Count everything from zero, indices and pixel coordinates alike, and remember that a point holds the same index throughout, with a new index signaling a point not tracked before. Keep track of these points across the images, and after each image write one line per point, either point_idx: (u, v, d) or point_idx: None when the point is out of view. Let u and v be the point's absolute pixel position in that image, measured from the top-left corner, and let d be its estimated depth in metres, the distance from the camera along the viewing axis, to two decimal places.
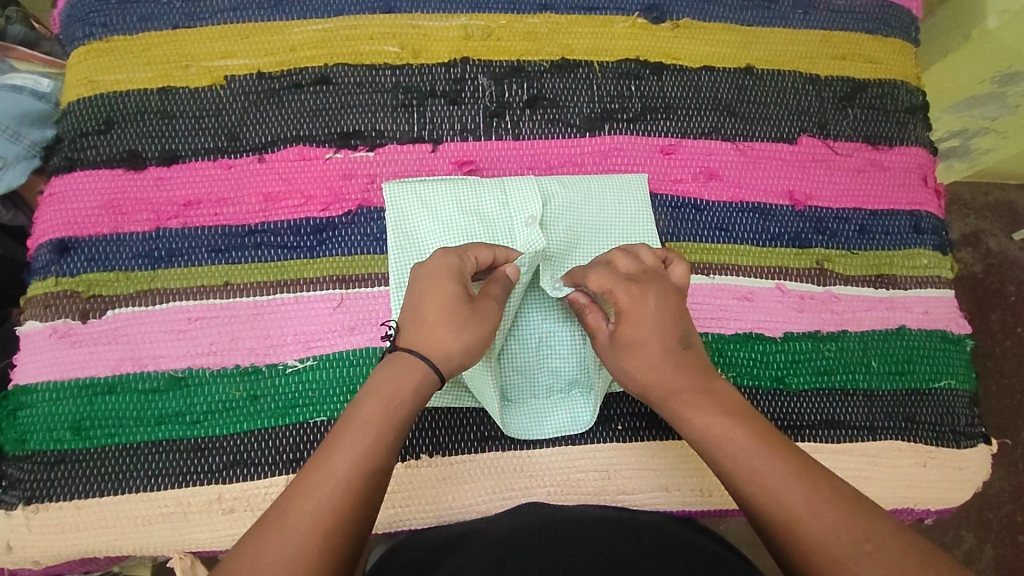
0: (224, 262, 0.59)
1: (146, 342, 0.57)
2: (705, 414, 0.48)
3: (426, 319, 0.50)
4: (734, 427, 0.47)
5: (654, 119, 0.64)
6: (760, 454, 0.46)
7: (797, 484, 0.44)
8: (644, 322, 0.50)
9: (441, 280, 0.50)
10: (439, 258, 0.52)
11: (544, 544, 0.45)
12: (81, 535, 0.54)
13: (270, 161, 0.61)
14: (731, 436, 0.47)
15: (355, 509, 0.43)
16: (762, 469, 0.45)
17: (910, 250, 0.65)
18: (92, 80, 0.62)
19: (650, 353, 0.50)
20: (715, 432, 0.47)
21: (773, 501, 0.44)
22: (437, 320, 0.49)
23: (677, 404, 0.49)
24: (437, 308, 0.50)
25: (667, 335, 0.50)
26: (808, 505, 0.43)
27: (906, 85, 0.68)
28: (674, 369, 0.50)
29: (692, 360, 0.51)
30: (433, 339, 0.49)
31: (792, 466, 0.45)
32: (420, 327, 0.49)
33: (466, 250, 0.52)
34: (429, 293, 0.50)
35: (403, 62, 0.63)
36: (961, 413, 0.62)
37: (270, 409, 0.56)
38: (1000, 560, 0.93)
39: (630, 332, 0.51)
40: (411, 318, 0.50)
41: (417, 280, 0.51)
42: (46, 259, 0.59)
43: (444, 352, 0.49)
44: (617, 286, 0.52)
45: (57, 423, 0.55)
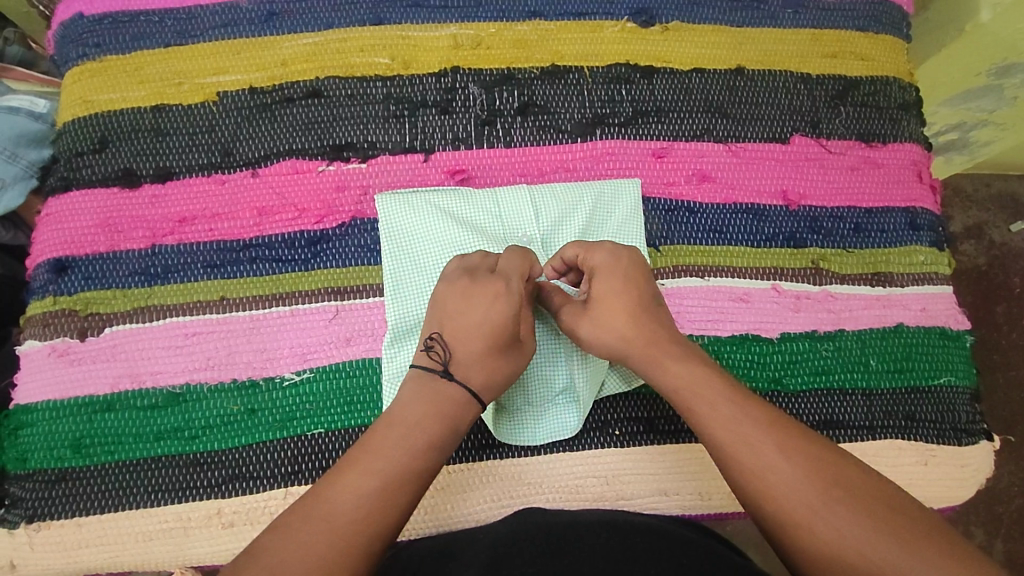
0: (220, 277, 0.59)
1: (145, 359, 0.57)
2: (684, 365, 0.50)
3: (481, 356, 0.50)
4: (709, 378, 0.49)
5: (646, 123, 0.64)
6: (736, 406, 0.47)
7: (768, 433, 0.46)
8: (623, 279, 0.53)
9: (502, 314, 0.51)
10: (498, 292, 0.51)
11: (540, 551, 0.45)
12: (83, 551, 0.55)
13: (263, 175, 0.61)
14: (705, 387, 0.48)
15: (380, 526, 0.43)
16: (738, 420, 0.46)
17: (907, 247, 0.65)
18: (86, 99, 0.62)
19: (627, 308, 0.52)
20: (690, 382, 0.49)
21: (749, 452, 0.45)
22: (495, 359, 0.51)
23: (657, 353, 0.51)
24: (495, 346, 0.51)
25: (641, 294, 0.53)
26: (782, 455, 0.45)
27: (898, 81, 0.68)
28: (647, 322, 0.52)
29: (664, 320, 0.53)
30: (490, 376, 0.50)
31: (767, 418, 0.47)
32: (477, 365, 0.50)
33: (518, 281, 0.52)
34: (488, 331, 0.51)
35: (394, 73, 0.64)
36: (962, 410, 0.62)
37: (268, 422, 0.56)
38: (1011, 555, 0.92)
39: (606, 288, 0.52)
40: (467, 353, 0.50)
41: (472, 311, 0.51)
42: (44, 278, 0.59)
43: (495, 390, 0.51)
44: (591, 249, 0.53)
45: (57, 441, 0.56)
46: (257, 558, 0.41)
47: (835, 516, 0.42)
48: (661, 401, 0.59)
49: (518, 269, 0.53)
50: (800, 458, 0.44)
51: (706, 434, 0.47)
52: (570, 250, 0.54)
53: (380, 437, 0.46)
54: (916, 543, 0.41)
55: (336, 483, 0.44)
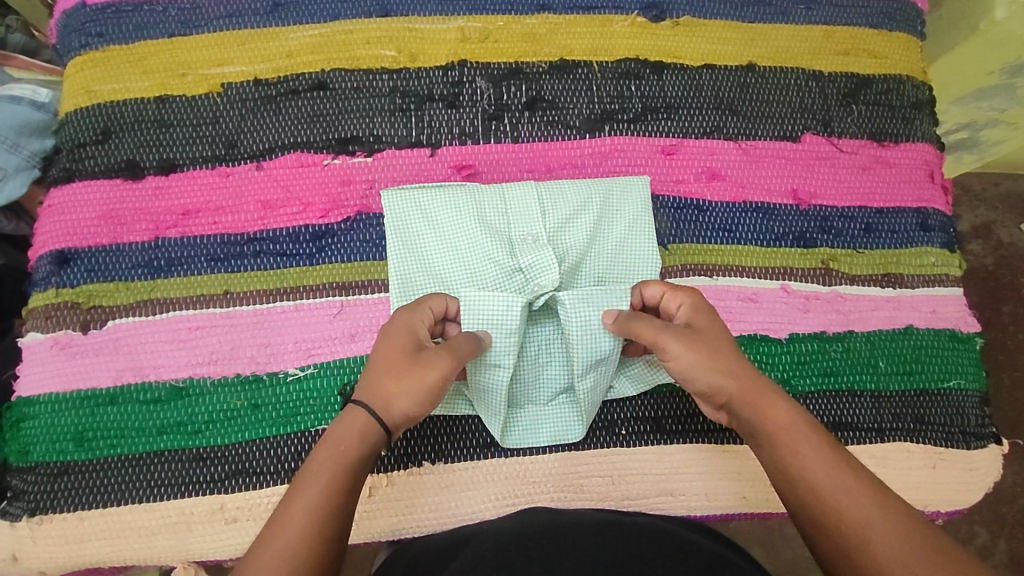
0: (224, 270, 0.59)
1: (146, 353, 0.57)
2: (781, 413, 0.46)
3: (378, 371, 0.47)
4: (802, 421, 0.46)
5: (655, 119, 0.64)
6: (823, 450, 0.44)
7: (851, 480, 0.43)
8: (718, 317, 0.51)
9: (395, 333, 0.48)
10: (398, 314, 0.50)
11: (545, 551, 0.45)
12: (85, 545, 0.54)
13: (268, 168, 0.61)
14: (797, 429, 0.45)
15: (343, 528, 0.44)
16: (825, 464, 0.44)
17: (917, 248, 0.64)
18: (88, 89, 0.62)
19: (728, 352, 0.48)
20: (783, 426, 0.46)
21: (824, 492, 0.43)
22: (384, 372, 0.47)
23: (752, 397, 0.47)
24: (386, 361, 0.47)
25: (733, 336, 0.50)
26: (857, 497, 0.42)
27: (911, 79, 0.67)
28: (746, 363, 0.48)
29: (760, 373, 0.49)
30: (386, 390, 0.46)
31: (852, 467, 0.44)
32: (374, 378, 0.47)
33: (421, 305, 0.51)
34: (380, 347, 0.48)
35: (401, 66, 0.63)
36: (972, 414, 0.61)
37: (271, 418, 0.56)
38: (1015, 556, 0.91)
39: (704, 325, 0.49)
40: (366, 374, 0.48)
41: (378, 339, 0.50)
42: (46, 270, 0.59)
43: (392, 404, 0.46)
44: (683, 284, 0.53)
45: (58, 434, 0.56)
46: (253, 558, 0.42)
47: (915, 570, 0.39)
48: (667, 401, 0.58)
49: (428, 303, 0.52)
50: (868, 495, 0.42)
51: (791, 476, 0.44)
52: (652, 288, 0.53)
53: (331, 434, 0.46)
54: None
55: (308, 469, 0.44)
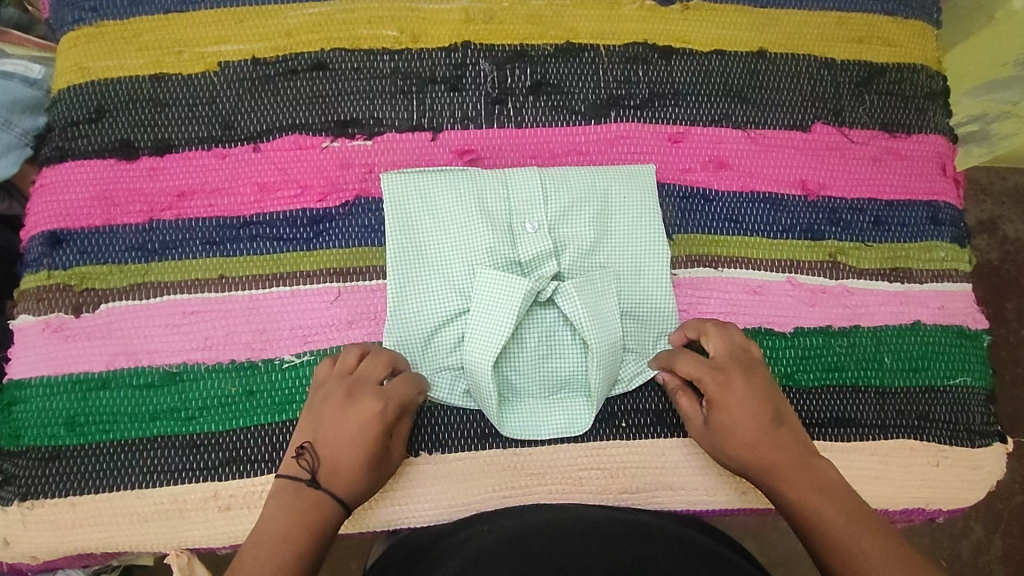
0: (218, 254, 0.57)
1: (140, 337, 0.56)
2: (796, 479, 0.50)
3: (351, 467, 0.49)
4: (810, 480, 0.50)
5: (662, 106, 0.62)
6: (823, 496, 0.49)
7: (841, 517, 0.48)
8: (741, 403, 0.52)
9: (369, 424, 0.49)
10: (366, 401, 0.50)
11: (546, 547, 0.44)
12: (77, 531, 0.54)
13: (265, 150, 0.59)
14: (804, 490, 0.50)
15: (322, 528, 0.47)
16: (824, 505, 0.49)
17: (927, 242, 0.63)
18: (81, 66, 0.60)
19: (748, 430, 0.51)
20: (798, 494, 0.50)
21: (821, 527, 0.48)
22: (359, 473, 0.49)
23: (776, 478, 0.51)
24: (358, 462, 0.49)
25: (762, 416, 0.52)
26: (848, 521, 0.47)
27: (926, 69, 0.66)
28: (771, 439, 0.51)
29: (790, 438, 0.52)
30: (358, 487, 0.49)
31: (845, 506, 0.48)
32: (344, 474, 0.48)
33: (388, 391, 0.51)
34: (354, 444, 0.49)
35: (402, 47, 0.61)
36: (977, 412, 0.60)
37: (267, 405, 0.55)
38: (1010, 553, 0.91)
39: (727, 414, 0.52)
40: (332, 460, 0.49)
41: (337, 414, 0.50)
42: (38, 251, 0.57)
43: (357, 499, 0.49)
44: (704, 373, 0.53)
45: (50, 419, 0.55)
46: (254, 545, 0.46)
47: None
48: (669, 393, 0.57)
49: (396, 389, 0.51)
50: (852, 519, 0.47)
51: (803, 532, 0.49)
52: (681, 363, 0.54)
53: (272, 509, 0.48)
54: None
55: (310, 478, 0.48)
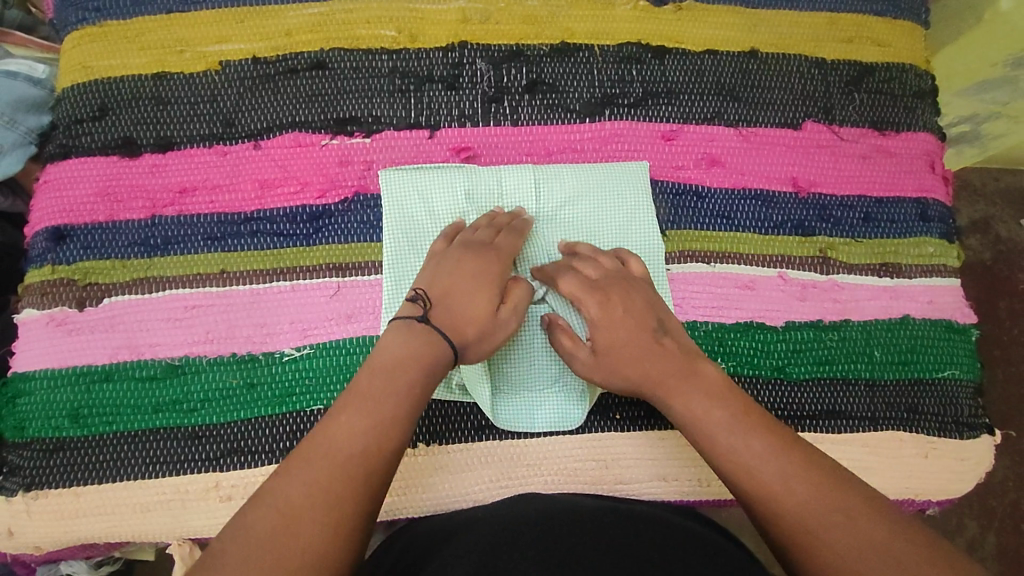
0: (220, 250, 0.58)
1: (143, 331, 0.57)
2: (684, 395, 0.48)
3: (471, 304, 0.49)
4: (719, 407, 0.47)
5: (656, 104, 0.63)
6: (740, 428, 0.46)
7: (775, 459, 0.44)
8: (625, 320, 0.51)
9: (486, 270, 0.51)
10: (485, 254, 0.52)
11: (541, 535, 0.45)
12: (80, 521, 0.55)
13: (265, 147, 0.60)
14: (712, 417, 0.47)
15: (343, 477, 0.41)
16: (752, 448, 0.45)
17: (916, 238, 0.64)
18: (85, 65, 0.61)
19: (628, 347, 0.50)
20: (694, 416, 0.48)
21: (748, 471, 0.44)
22: (470, 313, 0.49)
23: (664, 392, 0.49)
24: (475, 302, 0.49)
25: (643, 327, 0.51)
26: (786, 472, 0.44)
27: (914, 68, 0.67)
28: (656, 355, 0.50)
29: (674, 351, 0.50)
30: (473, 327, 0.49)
31: (780, 446, 0.45)
32: (461, 311, 0.49)
33: (499, 248, 0.53)
34: (465, 286, 0.50)
35: (400, 46, 0.62)
36: (965, 404, 0.61)
37: (268, 397, 0.56)
38: (1003, 548, 0.92)
39: (609, 333, 0.51)
40: (450, 298, 0.49)
41: (456, 260, 0.51)
42: (42, 246, 0.58)
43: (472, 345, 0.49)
44: (584, 291, 0.52)
45: (54, 411, 0.56)
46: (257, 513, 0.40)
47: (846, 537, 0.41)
48: None
49: (512, 248, 0.54)
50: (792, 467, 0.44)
51: (696, 441, 0.48)
52: (565, 284, 0.53)
53: (268, 490, 0.41)
54: (916, 561, 0.39)
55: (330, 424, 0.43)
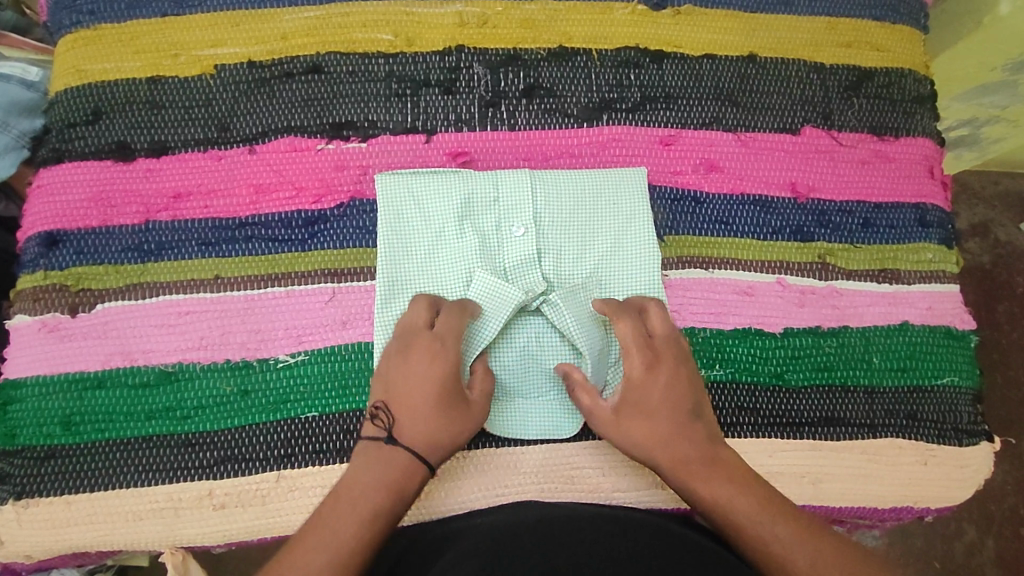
0: (214, 255, 0.58)
1: (136, 337, 0.56)
2: (708, 480, 0.49)
3: (422, 412, 0.49)
4: (745, 496, 0.48)
5: (653, 109, 0.63)
6: (765, 513, 0.47)
7: (800, 544, 0.46)
8: (669, 390, 0.51)
9: (436, 366, 0.50)
10: (431, 345, 0.51)
11: (537, 548, 0.45)
12: (72, 530, 0.54)
13: (260, 152, 0.60)
14: (736, 503, 0.48)
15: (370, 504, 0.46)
16: (779, 533, 0.46)
17: (915, 244, 0.64)
18: (79, 69, 0.61)
19: (665, 418, 0.51)
20: (720, 501, 0.48)
21: (775, 558, 0.46)
22: (434, 419, 0.49)
23: (687, 475, 0.50)
24: (433, 407, 0.50)
25: (679, 404, 0.51)
26: (810, 557, 0.45)
27: (914, 74, 0.67)
28: (686, 436, 0.50)
29: (699, 431, 0.51)
30: (432, 433, 0.49)
31: (804, 528, 0.47)
32: (416, 422, 0.49)
33: (444, 330, 0.52)
34: (421, 390, 0.50)
35: (397, 50, 0.62)
36: (964, 411, 0.61)
37: (262, 404, 0.55)
38: (1002, 554, 0.91)
39: (646, 399, 0.51)
40: (402, 412, 0.50)
41: (397, 364, 0.51)
42: (34, 252, 0.58)
43: (442, 450, 0.50)
44: (636, 350, 0.52)
45: (46, 418, 0.55)
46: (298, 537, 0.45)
47: None
48: None
49: (457, 326, 0.52)
50: (816, 550, 0.46)
51: (720, 526, 0.49)
52: (618, 332, 0.53)
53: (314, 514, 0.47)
54: None
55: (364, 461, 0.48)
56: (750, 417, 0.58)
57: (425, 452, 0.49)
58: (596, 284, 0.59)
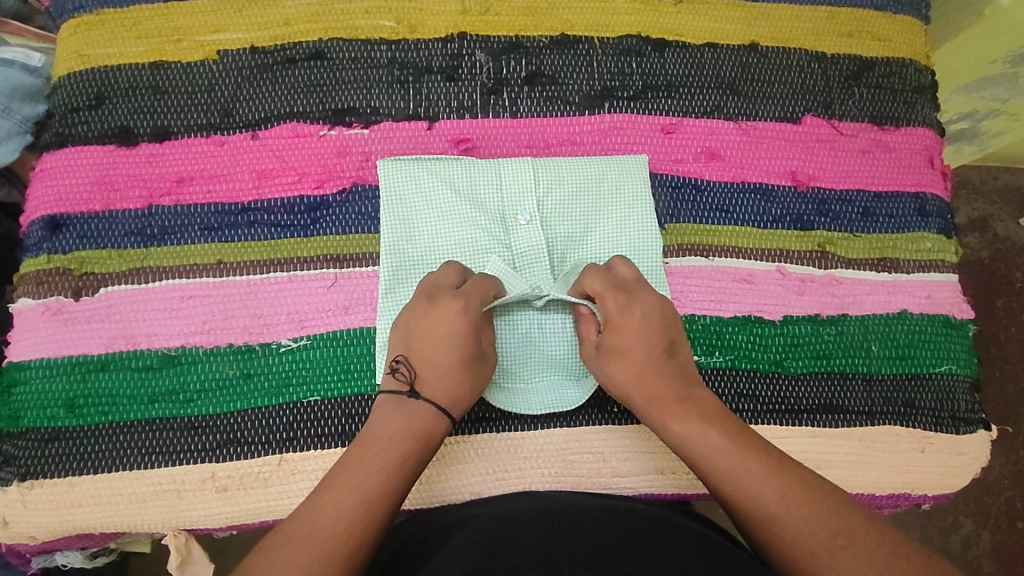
0: (217, 239, 0.58)
1: (139, 321, 0.57)
2: (677, 416, 0.50)
3: (445, 369, 0.51)
4: (717, 432, 0.49)
5: (655, 97, 0.63)
6: (735, 449, 0.48)
7: (770, 481, 0.46)
8: (646, 327, 0.52)
9: (461, 325, 0.51)
10: (456, 304, 0.52)
11: (538, 532, 0.45)
12: (75, 512, 0.54)
13: (263, 137, 0.60)
14: (707, 440, 0.48)
15: (370, 487, 0.45)
16: (748, 468, 0.47)
17: (914, 233, 0.64)
18: (82, 54, 0.61)
19: (638, 354, 0.52)
20: (691, 438, 0.49)
21: (744, 493, 0.46)
22: (457, 377, 0.51)
23: (658, 410, 0.50)
24: (456, 365, 0.51)
25: (654, 343, 0.52)
26: (780, 494, 0.46)
27: (914, 64, 0.67)
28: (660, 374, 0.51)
29: (676, 370, 0.52)
30: (454, 388, 0.51)
31: (774, 466, 0.47)
32: (440, 375, 0.50)
33: (467, 292, 0.53)
34: (445, 349, 0.51)
35: (399, 37, 0.62)
36: (962, 400, 0.61)
37: (265, 388, 0.56)
38: (997, 546, 0.92)
39: (621, 336, 0.52)
40: (427, 364, 0.51)
41: (422, 320, 0.52)
42: (38, 235, 0.58)
43: (462, 405, 0.51)
44: (611, 291, 0.53)
45: (50, 401, 0.55)
46: (297, 522, 0.44)
47: (840, 561, 0.42)
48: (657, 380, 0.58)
49: (479, 288, 0.53)
50: (785, 488, 0.46)
51: (690, 463, 0.49)
52: (593, 278, 0.54)
53: (312, 500, 0.45)
54: None
55: (363, 446, 0.48)
56: (750, 404, 0.58)
57: (450, 407, 0.50)
58: None
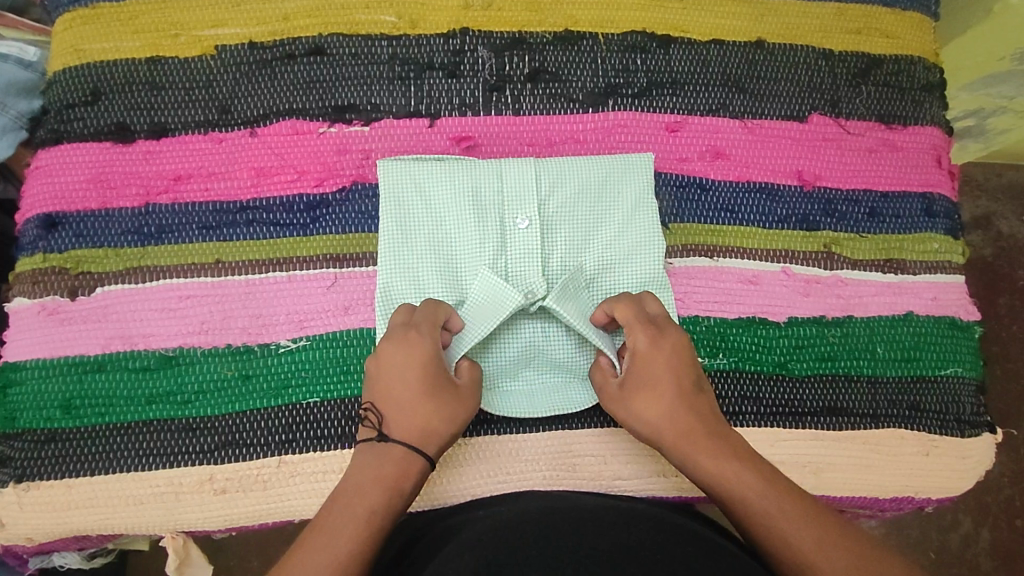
0: (216, 238, 0.57)
1: (136, 321, 0.56)
2: (702, 450, 0.49)
3: (408, 405, 0.49)
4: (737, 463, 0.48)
5: (660, 94, 0.62)
6: (754, 478, 0.48)
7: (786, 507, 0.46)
8: (674, 363, 0.51)
9: (414, 359, 0.50)
10: (406, 340, 0.50)
11: (540, 537, 0.45)
12: (72, 513, 0.54)
13: (261, 135, 0.59)
14: (727, 470, 0.48)
15: (373, 497, 0.46)
16: (764, 494, 0.47)
17: (921, 233, 0.63)
18: (78, 48, 0.60)
19: (667, 390, 0.51)
20: (713, 469, 0.49)
21: (764, 521, 0.46)
22: (422, 410, 0.49)
23: (686, 447, 0.50)
24: (418, 399, 0.49)
25: (682, 379, 0.51)
26: (796, 519, 0.46)
27: (923, 61, 0.66)
28: (687, 410, 0.50)
29: (703, 406, 0.51)
30: (421, 424, 0.49)
31: (792, 493, 0.47)
32: (405, 413, 0.49)
33: (417, 325, 0.51)
34: (404, 385, 0.49)
35: (400, 32, 0.61)
36: (967, 402, 0.61)
37: (264, 389, 0.55)
38: (997, 545, 0.92)
39: (650, 371, 0.51)
40: (389, 406, 0.49)
41: (377, 361, 0.51)
42: (33, 234, 0.57)
43: (437, 440, 0.49)
44: (639, 325, 0.52)
45: (46, 401, 0.55)
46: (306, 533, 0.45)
47: None
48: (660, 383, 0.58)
49: (431, 320, 0.52)
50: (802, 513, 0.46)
51: (712, 493, 0.49)
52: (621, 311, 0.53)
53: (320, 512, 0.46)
54: None
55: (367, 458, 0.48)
56: (753, 407, 0.57)
57: (421, 443, 0.48)
58: (601, 272, 0.58)
